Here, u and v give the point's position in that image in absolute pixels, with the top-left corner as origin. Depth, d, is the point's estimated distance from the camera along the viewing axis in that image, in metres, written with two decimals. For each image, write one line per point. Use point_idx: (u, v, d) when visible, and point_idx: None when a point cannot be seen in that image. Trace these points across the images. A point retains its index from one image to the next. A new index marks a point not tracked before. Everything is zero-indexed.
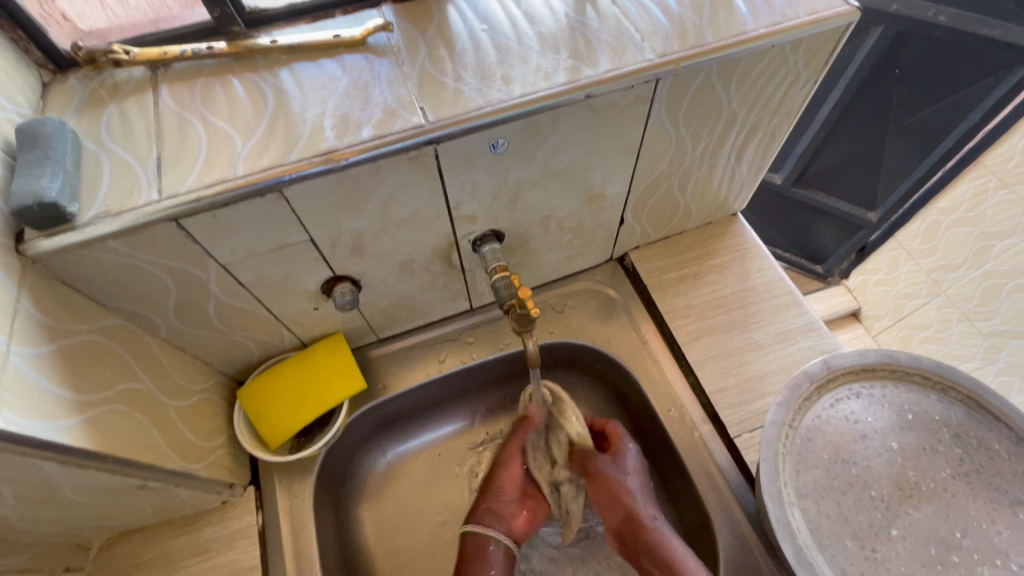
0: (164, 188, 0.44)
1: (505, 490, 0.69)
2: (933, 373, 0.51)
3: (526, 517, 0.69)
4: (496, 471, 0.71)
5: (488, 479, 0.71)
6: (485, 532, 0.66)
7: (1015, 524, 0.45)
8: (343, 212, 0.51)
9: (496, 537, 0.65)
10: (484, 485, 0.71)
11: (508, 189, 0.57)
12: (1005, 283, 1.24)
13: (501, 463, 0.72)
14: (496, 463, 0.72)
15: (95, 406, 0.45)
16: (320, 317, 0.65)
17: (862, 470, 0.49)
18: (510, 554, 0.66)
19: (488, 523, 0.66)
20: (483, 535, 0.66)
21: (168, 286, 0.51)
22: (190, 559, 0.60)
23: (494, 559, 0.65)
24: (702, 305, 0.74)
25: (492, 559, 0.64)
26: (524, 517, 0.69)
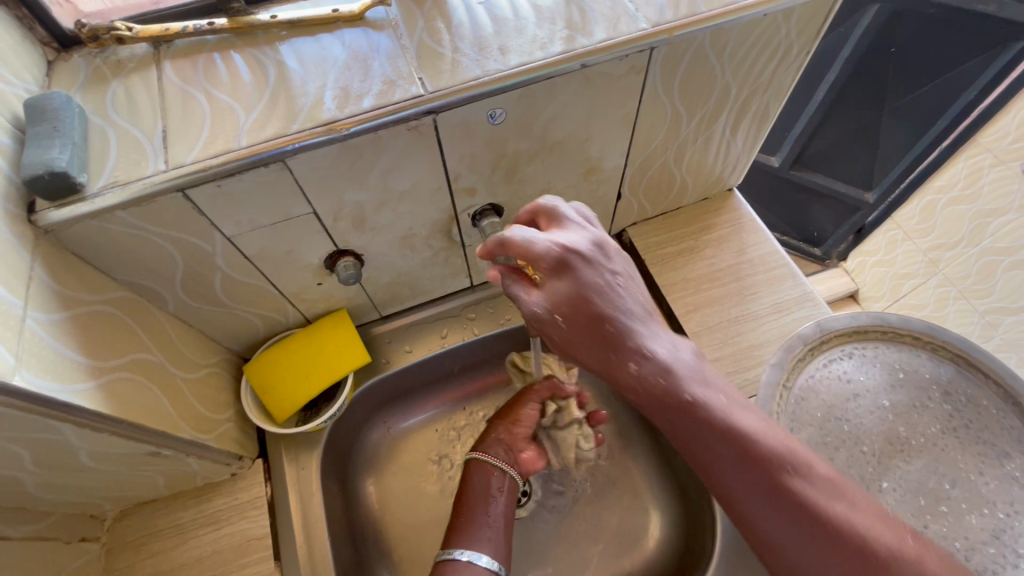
0: (170, 159, 0.45)
1: (522, 425, 0.67)
2: (924, 334, 0.53)
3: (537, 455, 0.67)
4: (511, 408, 0.69)
5: (499, 415, 0.69)
6: (490, 460, 0.64)
7: (1002, 475, 0.46)
8: (345, 184, 0.52)
9: (500, 466, 0.64)
10: (496, 420, 0.69)
11: (506, 161, 0.58)
12: (1000, 261, 1.20)
13: (521, 401, 0.69)
14: (514, 401, 0.70)
15: (107, 372, 0.47)
16: (323, 293, 0.66)
17: (855, 427, 0.51)
18: (512, 486, 0.64)
19: (494, 452, 0.65)
20: (487, 460, 0.64)
21: (175, 259, 0.52)
22: (201, 529, 0.61)
23: (496, 488, 0.62)
24: (699, 278, 0.75)
25: (493, 486, 0.62)
26: (532, 455, 0.67)
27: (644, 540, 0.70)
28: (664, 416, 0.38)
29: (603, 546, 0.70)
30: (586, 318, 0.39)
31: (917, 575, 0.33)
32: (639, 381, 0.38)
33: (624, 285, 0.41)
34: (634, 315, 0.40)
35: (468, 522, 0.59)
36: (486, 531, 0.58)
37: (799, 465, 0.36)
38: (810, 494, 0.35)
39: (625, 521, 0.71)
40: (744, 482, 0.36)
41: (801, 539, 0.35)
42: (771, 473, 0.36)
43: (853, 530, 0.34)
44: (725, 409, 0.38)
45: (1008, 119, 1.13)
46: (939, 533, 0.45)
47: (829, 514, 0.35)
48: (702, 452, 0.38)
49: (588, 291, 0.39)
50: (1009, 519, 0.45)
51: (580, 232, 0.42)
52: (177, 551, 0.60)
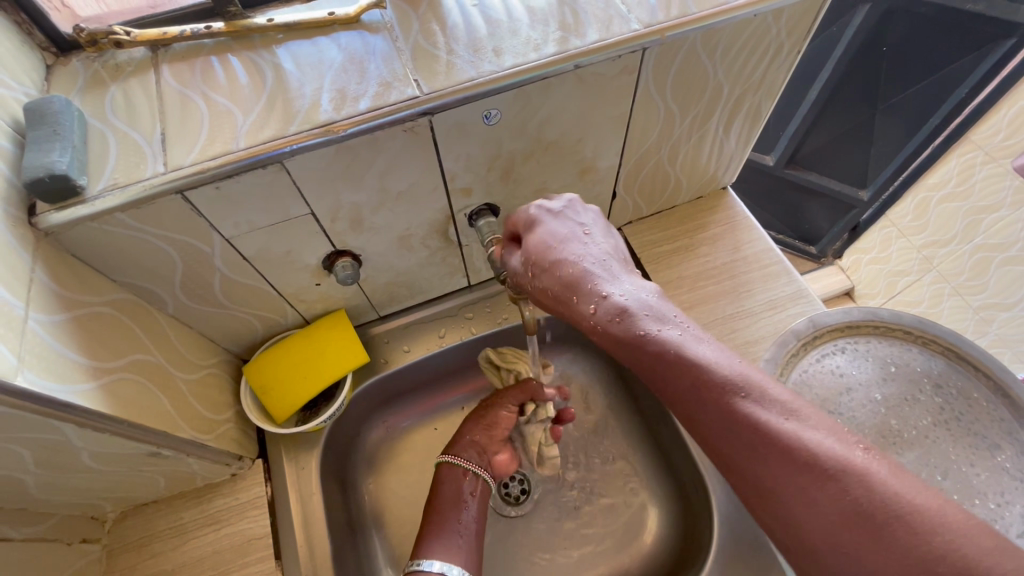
0: (170, 161, 0.46)
1: (497, 428, 0.69)
2: (915, 328, 0.53)
3: (509, 457, 0.70)
4: (486, 411, 0.70)
5: (475, 416, 0.70)
6: (463, 464, 0.66)
7: (993, 466, 0.47)
8: (343, 184, 0.52)
9: (473, 471, 0.66)
10: (470, 421, 0.70)
11: (502, 161, 0.59)
12: (993, 258, 1.21)
13: (497, 403, 0.70)
14: (490, 403, 0.70)
15: (107, 372, 0.47)
16: (322, 294, 0.67)
17: (848, 420, 0.51)
18: (483, 489, 0.66)
19: (467, 455, 0.66)
20: (460, 465, 0.66)
21: (175, 260, 0.52)
22: (201, 529, 0.62)
23: (467, 492, 0.65)
24: (694, 276, 0.76)
25: (464, 490, 0.65)
26: (505, 458, 0.69)
27: (642, 536, 0.70)
28: (620, 351, 0.40)
29: (601, 542, 0.71)
30: (545, 267, 0.45)
31: (864, 486, 0.31)
32: (596, 316, 0.41)
33: (579, 234, 0.46)
34: (589, 260, 0.44)
35: (438, 528, 0.61)
36: (456, 538, 0.60)
37: (753, 389, 0.36)
38: (762, 414, 0.35)
39: (624, 518, 0.72)
40: (702, 409, 0.37)
41: (759, 457, 0.34)
42: (724, 397, 0.36)
43: (810, 446, 0.33)
44: (678, 341, 0.38)
45: (1000, 117, 1.12)
46: None
47: (783, 430, 0.34)
48: (659, 381, 0.38)
49: (550, 246, 0.46)
50: (1000, 509, 0.45)
51: (558, 201, 0.49)
52: (177, 551, 0.61)
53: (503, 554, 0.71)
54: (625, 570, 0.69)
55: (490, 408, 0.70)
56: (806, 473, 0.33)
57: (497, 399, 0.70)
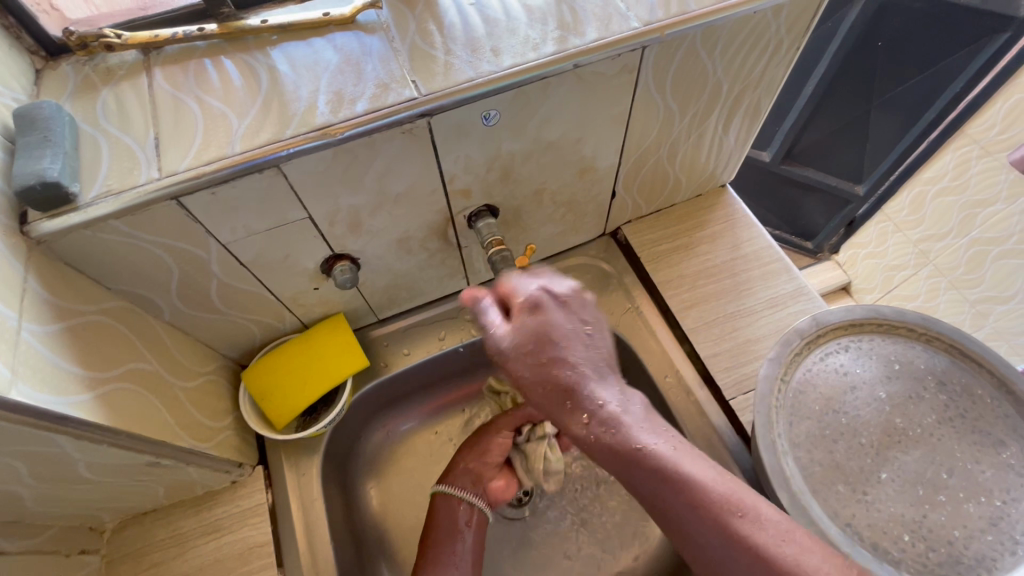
0: (164, 166, 0.45)
1: (491, 455, 0.67)
2: (919, 326, 0.53)
3: (506, 483, 0.68)
4: (482, 436, 0.69)
5: (471, 441, 0.69)
6: (457, 494, 0.64)
7: (999, 463, 0.47)
8: (340, 187, 0.52)
9: (468, 500, 0.64)
10: (466, 446, 0.68)
11: (501, 162, 0.58)
12: (989, 251, 1.21)
13: (493, 428, 0.69)
14: (485, 428, 0.70)
15: (104, 383, 0.46)
16: (320, 298, 0.66)
17: (853, 419, 0.51)
18: (480, 519, 0.64)
19: (461, 485, 0.65)
20: (455, 494, 0.64)
21: (170, 267, 0.51)
22: (202, 538, 0.61)
23: (464, 523, 0.63)
24: (695, 275, 0.75)
25: (460, 521, 0.63)
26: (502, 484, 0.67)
27: (646, 536, 0.70)
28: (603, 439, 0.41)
29: (605, 543, 0.70)
30: (535, 350, 0.43)
31: None
32: (586, 429, 0.42)
33: (570, 316, 0.45)
34: (590, 366, 0.43)
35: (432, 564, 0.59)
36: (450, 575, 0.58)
37: (750, 512, 0.38)
38: (756, 536, 0.38)
39: (627, 518, 0.72)
40: (691, 536, 0.40)
41: (727, 554, 0.38)
42: (697, 492, 0.39)
43: (763, 544, 0.37)
44: (673, 458, 0.40)
45: (995, 109, 1.12)
46: (937, 522, 0.46)
47: (775, 572, 0.36)
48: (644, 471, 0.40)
49: (545, 357, 0.43)
50: (1005, 506, 0.45)
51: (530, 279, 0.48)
52: (178, 560, 0.60)
53: (507, 556, 0.71)
54: (629, 570, 0.69)
55: (485, 433, 0.69)
56: (755, 562, 0.37)
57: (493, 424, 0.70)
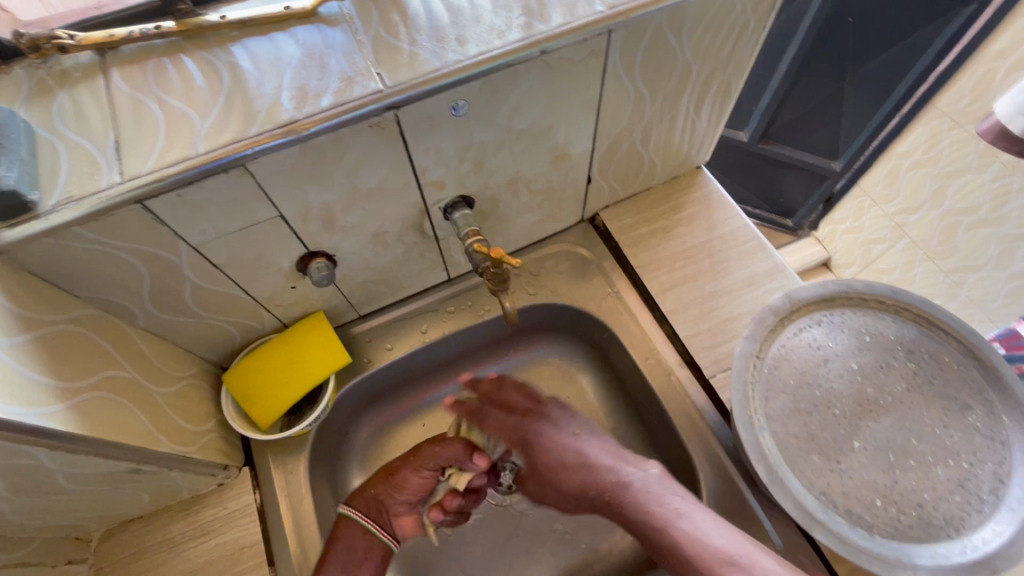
0: (126, 169, 0.44)
1: (405, 489, 0.64)
2: (888, 298, 0.55)
3: (414, 519, 0.65)
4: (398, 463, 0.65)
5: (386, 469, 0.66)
6: (359, 524, 0.61)
7: (965, 426, 0.49)
8: (310, 184, 0.51)
9: (371, 531, 0.62)
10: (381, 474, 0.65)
11: (473, 152, 0.58)
12: (961, 222, 1.24)
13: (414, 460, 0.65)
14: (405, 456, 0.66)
15: (78, 392, 0.46)
16: (297, 297, 0.65)
17: (826, 391, 0.52)
18: (381, 554, 0.62)
19: (367, 513, 0.62)
20: (358, 523, 0.61)
21: (140, 272, 0.51)
22: (191, 542, 0.61)
23: (361, 557, 0.60)
24: (672, 257, 0.76)
25: (358, 556, 0.60)
26: (411, 520, 0.65)
27: None
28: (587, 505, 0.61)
29: (594, 525, 0.72)
30: (549, 448, 0.63)
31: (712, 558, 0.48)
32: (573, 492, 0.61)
33: (586, 434, 0.64)
34: (583, 455, 0.61)
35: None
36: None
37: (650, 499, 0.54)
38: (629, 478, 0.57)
39: None
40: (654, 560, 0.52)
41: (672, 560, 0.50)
42: (670, 522, 0.51)
43: (707, 541, 0.49)
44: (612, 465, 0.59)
45: (964, 81, 1.14)
46: (908, 487, 0.47)
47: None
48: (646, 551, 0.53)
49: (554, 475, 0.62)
50: (972, 468, 0.47)
51: (552, 422, 0.65)
52: (168, 565, 0.60)
53: (499, 542, 0.72)
54: (619, 550, 0.70)
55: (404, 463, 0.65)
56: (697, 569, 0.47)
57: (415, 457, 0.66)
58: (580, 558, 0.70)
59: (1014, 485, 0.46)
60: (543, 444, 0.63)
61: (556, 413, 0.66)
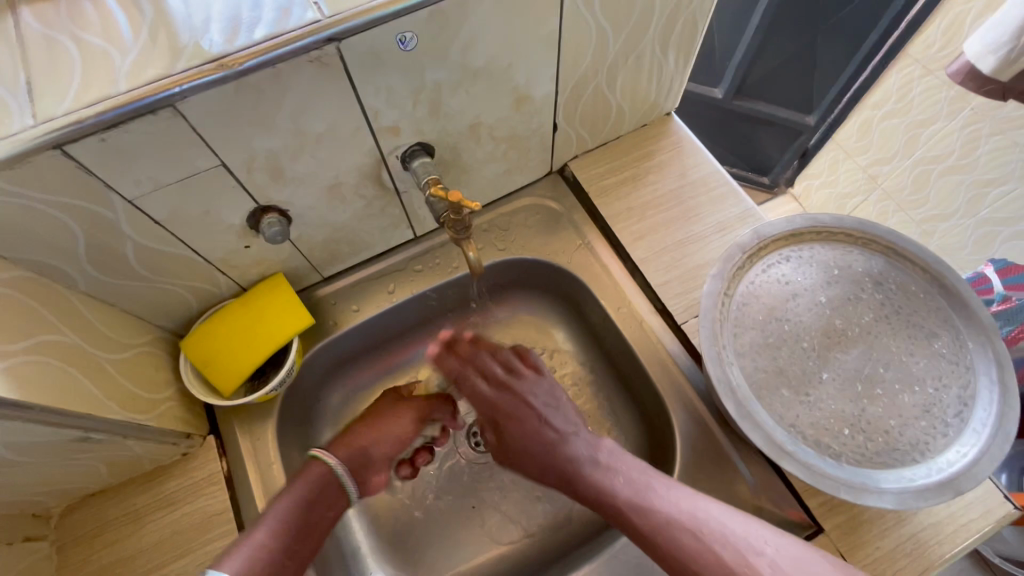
0: (40, 112, 0.40)
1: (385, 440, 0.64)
2: (855, 230, 0.54)
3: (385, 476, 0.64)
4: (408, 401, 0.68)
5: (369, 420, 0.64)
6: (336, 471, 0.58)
7: (931, 353, 0.49)
8: (250, 128, 0.48)
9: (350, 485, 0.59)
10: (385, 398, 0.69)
11: (427, 93, 0.55)
12: (932, 168, 1.25)
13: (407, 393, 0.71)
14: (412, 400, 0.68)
15: (13, 356, 0.43)
16: (253, 257, 0.62)
17: (794, 325, 0.52)
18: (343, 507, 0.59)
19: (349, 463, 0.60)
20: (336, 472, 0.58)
21: (72, 229, 0.47)
22: (157, 512, 0.59)
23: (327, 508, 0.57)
24: (643, 206, 0.75)
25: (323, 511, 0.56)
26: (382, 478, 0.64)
27: None
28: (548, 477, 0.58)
29: None
30: (523, 433, 0.59)
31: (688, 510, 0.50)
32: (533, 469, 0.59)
33: (557, 412, 0.60)
34: (556, 440, 0.58)
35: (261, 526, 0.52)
36: (262, 549, 0.50)
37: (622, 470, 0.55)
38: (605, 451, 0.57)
39: None
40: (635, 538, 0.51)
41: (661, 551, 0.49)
42: (661, 520, 0.50)
43: (690, 531, 0.49)
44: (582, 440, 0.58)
45: (934, 28, 1.09)
46: (874, 414, 0.47)
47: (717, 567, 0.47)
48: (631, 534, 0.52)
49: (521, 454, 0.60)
50: (938, 393, 0.48)
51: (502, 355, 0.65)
52: (133, 537, 0.58)
53: (477, 499, 0.72)
54: None
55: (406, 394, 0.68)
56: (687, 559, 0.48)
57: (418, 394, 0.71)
58: (560, 509, 0.71)
59: (979, 407, 0.46)
60: (522, 428, 0.59)
61: (538, 395, 0.61)
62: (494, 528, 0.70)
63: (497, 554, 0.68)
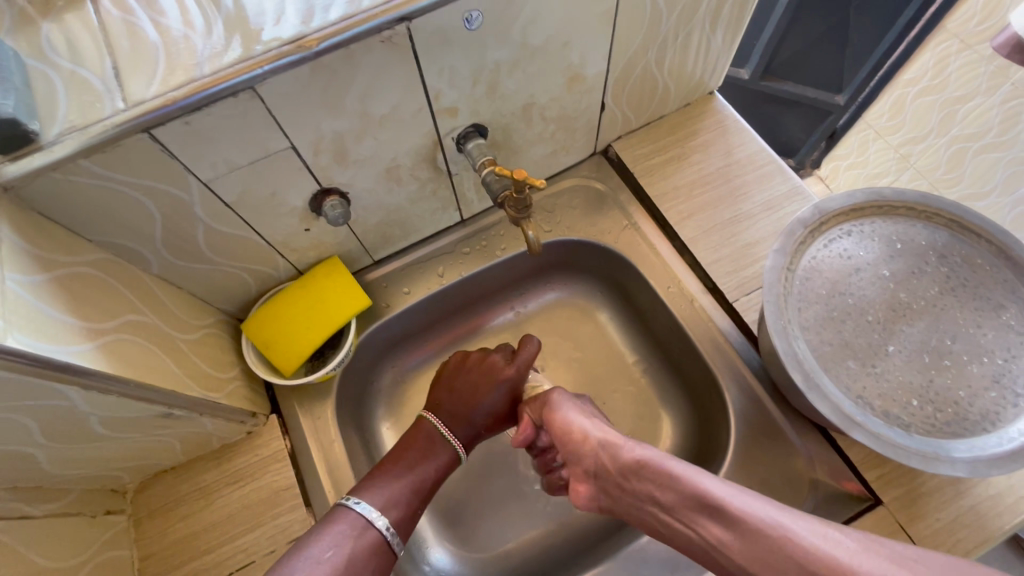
0: (129, 95, 0.41)
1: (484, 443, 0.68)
2: (918, 204, 0.54)
3: None
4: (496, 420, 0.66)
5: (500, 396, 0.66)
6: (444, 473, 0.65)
7: (999, 325, 0.49)
8: (319, 110, 0.48)
9: None
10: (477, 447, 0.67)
11: (487, 74, 0.55)
12: (969, 147, 1.22)
13: (486, 427, 0.66)
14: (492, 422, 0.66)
15: (103, 334, 0.45)
16: (312, 240, 0.64)
17: (858, 299, 0.52)
18: None
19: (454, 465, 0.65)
20: None
21: (150, 212, 0.48)
22: (227, 488, 0.61)
23: None
24: (689, 185, 0.75)
25: None
26: None
27: (658, 442, 0.73)
28: (616, 477, 0.52)
29: None
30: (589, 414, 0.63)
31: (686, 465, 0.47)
32: (614, 468, 0.52)
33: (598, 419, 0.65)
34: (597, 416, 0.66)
35: (410, 486, 0.58)
36: (417, 508, 0.58)
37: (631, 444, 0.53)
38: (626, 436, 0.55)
39: (640, 428, 0.74)
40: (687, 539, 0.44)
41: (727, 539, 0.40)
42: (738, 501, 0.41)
43: (771, 514, 0.39)
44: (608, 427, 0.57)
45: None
46: (943, 385, 0.48)
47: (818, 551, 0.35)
48: (681, 549, 0.45)
49: (585, 440, 0.56)
50: (1008, 363, 0.47)
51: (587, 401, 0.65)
52: (206, 510, 0.60)
53: (527, 474, 0.73)
54: None
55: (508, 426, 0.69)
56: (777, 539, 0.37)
57: (494, 417, 0.66)
58: None
59: None
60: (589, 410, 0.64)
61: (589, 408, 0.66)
62: (545, 504, 0.72)
63: (548, 530, 0.70)
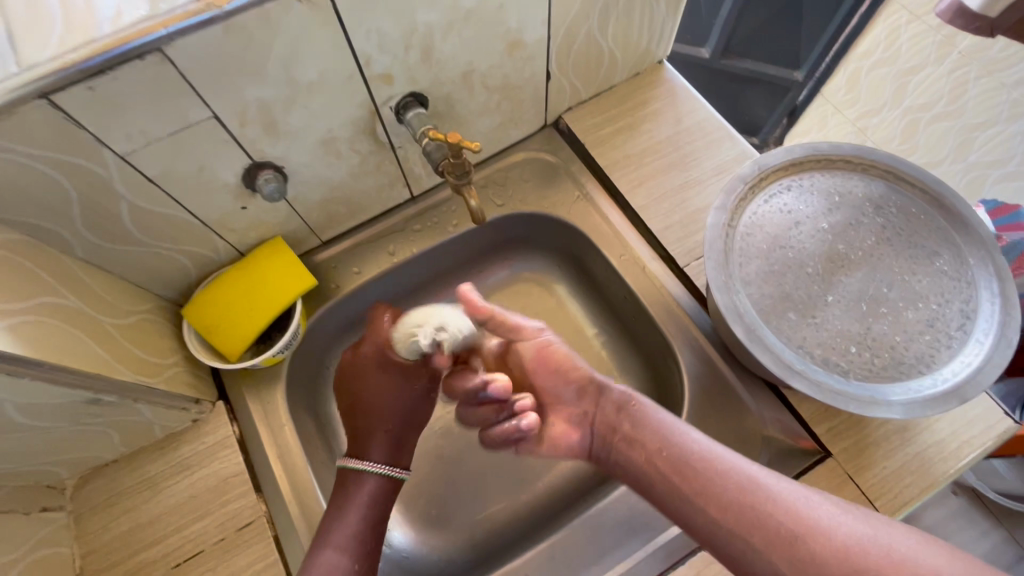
0: (24, 58, 0.39)
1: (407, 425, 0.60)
2: (854, 156, 0.54)
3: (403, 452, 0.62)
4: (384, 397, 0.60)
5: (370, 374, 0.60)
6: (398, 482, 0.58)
7: (933, 271, 0.50)
8: (239, 75, 0.46)
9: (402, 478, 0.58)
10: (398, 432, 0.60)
11: (419, 37, 0.53)
12: (921, 117, 1.30)
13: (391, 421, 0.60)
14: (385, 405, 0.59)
15: (16, 315, 0.42)
16: (250, 219, 0.61)
17: (798, 252, 0.52)
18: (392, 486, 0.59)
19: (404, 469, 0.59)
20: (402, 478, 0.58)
21: (65, 188, 0.46)
22: (172, 478, 0.59)
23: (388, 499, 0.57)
24: (639, 154, 0.74)
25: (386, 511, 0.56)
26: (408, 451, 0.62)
27: None
28: (612, 416, 0.54)
29: None
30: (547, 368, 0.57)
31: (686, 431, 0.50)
32: (612, 411, 0.54)
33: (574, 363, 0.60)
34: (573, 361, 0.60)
35: (327, 552, 0.51)
36: (353, 563, 0.51)
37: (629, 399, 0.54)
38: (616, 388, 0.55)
39: None
40: (687, 502, 0.46)
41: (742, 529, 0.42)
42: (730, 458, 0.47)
43: (770, 480, 0.44)
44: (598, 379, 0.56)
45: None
46: (880, 331, 0.48)
47: (818, 522, 0.40)
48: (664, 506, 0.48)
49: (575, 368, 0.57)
50: (941, 307, 0.48)
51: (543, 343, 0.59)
52: (151, 503, 0.58)
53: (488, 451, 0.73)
54: None
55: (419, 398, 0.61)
56: (799, 524, 0.41)
57: (412, 418, 0.61)
58: None
59: (981, 318, 0.47)
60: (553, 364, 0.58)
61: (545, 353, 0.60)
62: None
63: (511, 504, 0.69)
